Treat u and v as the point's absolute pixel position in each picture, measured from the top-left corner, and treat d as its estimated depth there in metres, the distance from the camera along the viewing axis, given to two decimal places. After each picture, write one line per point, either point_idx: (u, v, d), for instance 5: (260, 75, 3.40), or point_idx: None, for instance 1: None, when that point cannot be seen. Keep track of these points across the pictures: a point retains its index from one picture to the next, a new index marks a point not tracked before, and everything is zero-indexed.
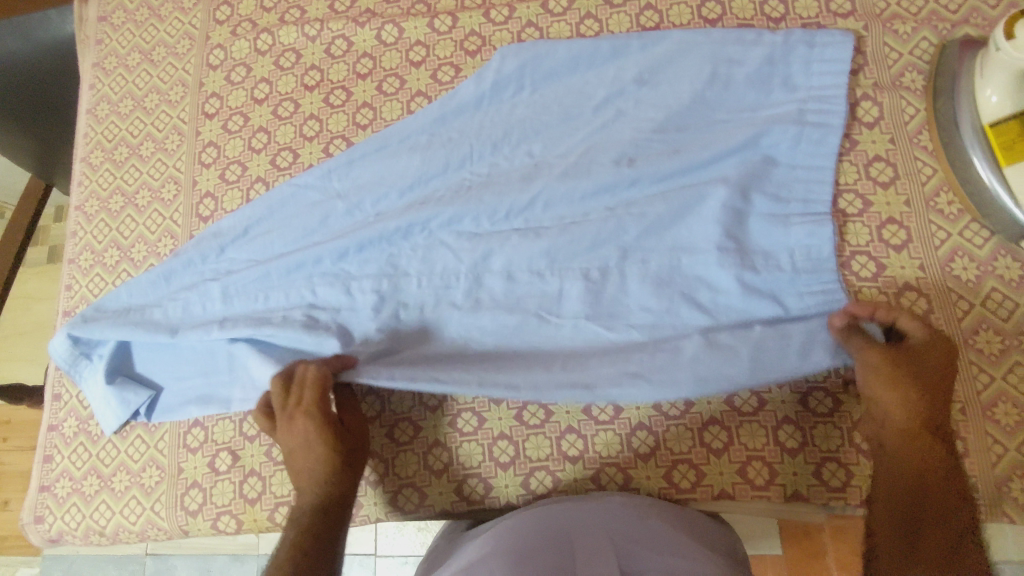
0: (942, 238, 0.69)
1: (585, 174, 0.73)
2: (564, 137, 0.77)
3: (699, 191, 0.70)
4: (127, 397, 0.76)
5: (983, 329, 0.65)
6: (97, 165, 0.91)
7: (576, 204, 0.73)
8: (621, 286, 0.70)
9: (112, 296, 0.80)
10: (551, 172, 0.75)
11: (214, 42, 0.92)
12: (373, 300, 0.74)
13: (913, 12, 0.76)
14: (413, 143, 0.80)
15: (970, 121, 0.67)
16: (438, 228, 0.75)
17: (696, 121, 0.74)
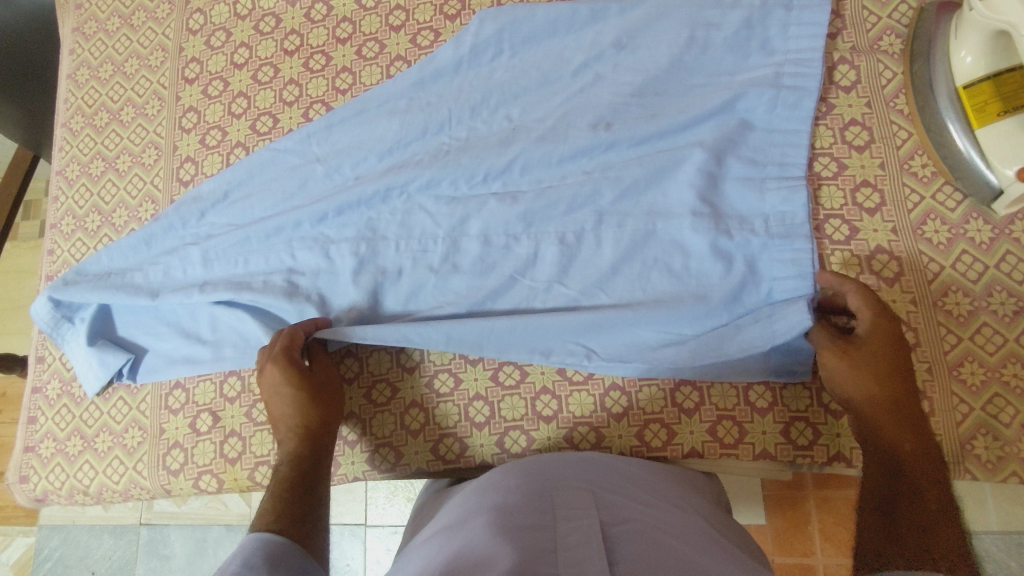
0: (915, 201, 0.69)
1: (562, 138, 0.73)
2: (544, 101, 0.77)
3: (675, 155, 0.69)
4: (110, 359, 0.77)
5: (953, 292, 0.66)
6: (79, 131, 0.90)
7: (554, 164, 0.73)
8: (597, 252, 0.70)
9: (94, 260, 0.80)
10: (529, 136, 0.74)
11: (193, 6, 0.91)
12: (351, 263, 0.74)
13: None
14: (392, 106, 0.80)
15: (946, 84, 0.67)
16: (415, 190, 0.75)
17: (675, 85, 0.74)
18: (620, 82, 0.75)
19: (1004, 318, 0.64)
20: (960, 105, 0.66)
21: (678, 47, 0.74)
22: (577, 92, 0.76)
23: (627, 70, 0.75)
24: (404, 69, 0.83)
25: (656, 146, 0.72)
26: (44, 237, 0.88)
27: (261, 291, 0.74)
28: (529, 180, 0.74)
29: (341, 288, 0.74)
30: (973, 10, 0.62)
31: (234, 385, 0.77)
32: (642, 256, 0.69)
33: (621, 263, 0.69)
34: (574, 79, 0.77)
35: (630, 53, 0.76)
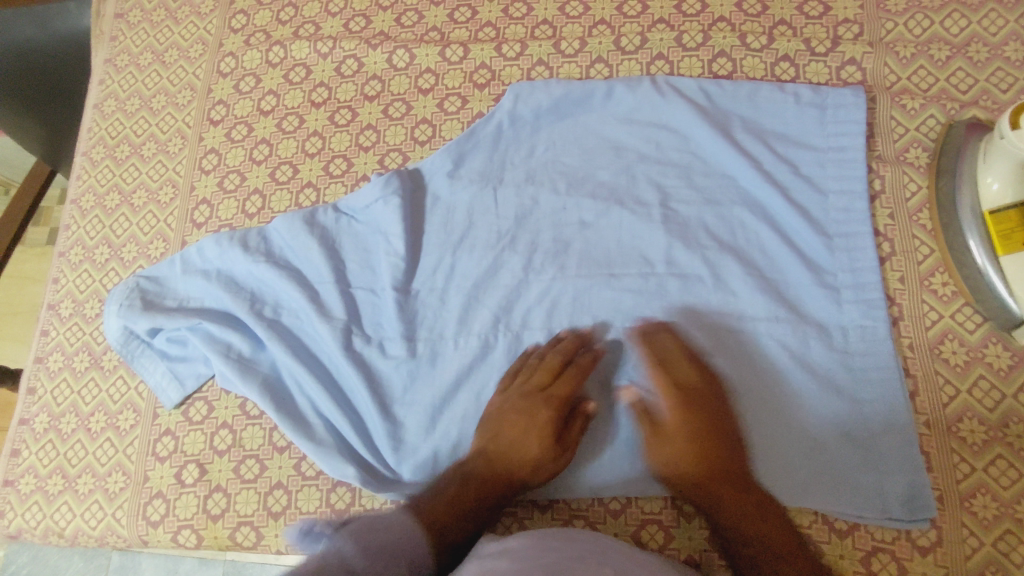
0: (933, 319, 0.68)
1: (618, 262, 0.74)
2: (608, 256, 0.74)
3: (718, 293, 0.71)
4: (165, 371, 0.78)
5: (968, 417, 0.64)
6: (98, 161, 0.90)
7: (609, 315, 0.72)
8: None
9: (168, 273, 0.82)
10: (583, 257, 0.75)
11: (226, 50, 0.92)
12: (389, 355, 0.75)
13: (923, 88, 0.75)
14: (456, 200, 0.80)
15: (970, 204, 0.67)
16: (468, 265, 0.77)
17: (719, 194, 0.75)
18: (678, 190, 0.76)
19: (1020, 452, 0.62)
20: (985, 228, 0.65)
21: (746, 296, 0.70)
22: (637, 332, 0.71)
23: (696, 301, 0.71)
24: (428, 132, 0.84)
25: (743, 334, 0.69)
26: (50, 265, 0.87)
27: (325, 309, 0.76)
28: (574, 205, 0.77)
29: (381, 375, 0.74)
30: (1005, 138, 0.62)
31: (225, 438, 0.75)
32: (711, 355, 0.68)
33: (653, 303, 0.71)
34: (636, 292, 0.72)
35: (687, 182, 0.76)
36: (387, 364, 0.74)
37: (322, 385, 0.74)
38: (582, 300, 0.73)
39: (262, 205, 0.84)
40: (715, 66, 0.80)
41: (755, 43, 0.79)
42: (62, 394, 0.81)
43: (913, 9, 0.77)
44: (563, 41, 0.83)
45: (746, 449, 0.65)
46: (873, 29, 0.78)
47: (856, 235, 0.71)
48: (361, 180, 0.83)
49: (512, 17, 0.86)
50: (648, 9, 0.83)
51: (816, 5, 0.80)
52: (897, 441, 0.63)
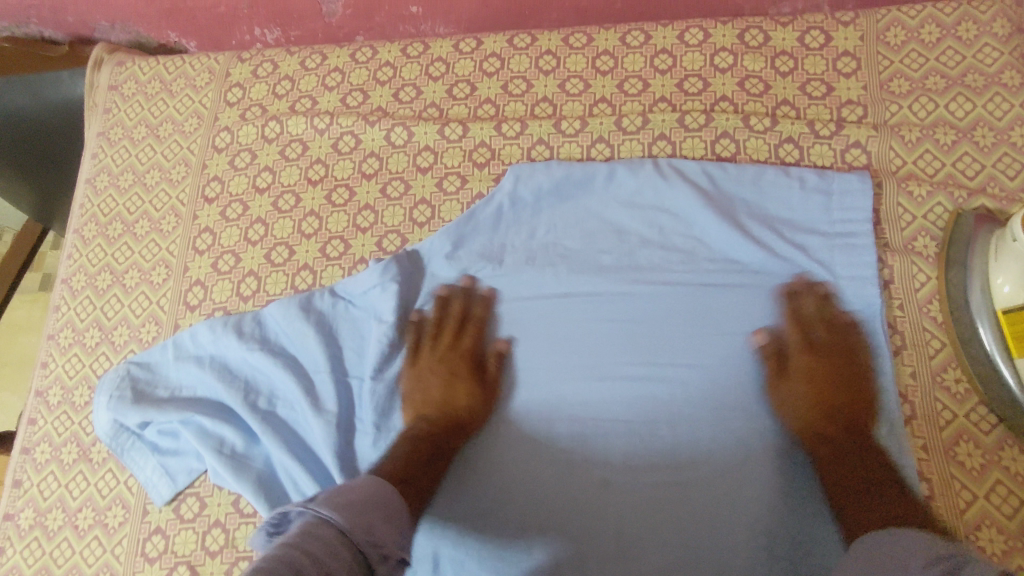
0: (947, 418, 0.66)
1: (622, 352, 0.72)
2: (611, 346, 0.72)
3: (725, 386, 0.69)
4: (154, 465, 0.76)
5: (986, 525, 0.62)
6: (90, 239, 0.88)
7: (613, 408, 0.70)
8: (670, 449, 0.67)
9: (160, 359, 0.80)
10: (585, 346, 0.73)
11: (222, 124, 0.90)
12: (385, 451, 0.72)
13: (930, 173, 0.74)
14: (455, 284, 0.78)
15: (981, 303, 0.65)
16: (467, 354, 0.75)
17: (724, 280, 0.73)
18: (682, 275, 0.74)
19: None
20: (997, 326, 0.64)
21: (750, 389, 0.68)
22: (641, 428, 0.69)
23: (701, 395, 0.69)
24: (427, 213, 0.82)
25: (752, 429, 0.66)
26: (39, 348, 0.85)
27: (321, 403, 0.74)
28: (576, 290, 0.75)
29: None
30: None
31: (217, 538, 0.73)
32: (718, 454, 0.66)
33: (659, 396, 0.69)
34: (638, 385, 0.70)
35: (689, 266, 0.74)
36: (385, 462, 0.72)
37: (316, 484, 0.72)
38: (584, 394, 0.71)
39: (257, 287, 0.82)
40: (718, 146, 0.78)
41: (759, 125, 0.78)
42: (49, 487, 0.78)
43: (917, 91, 0.77)
44: (564, 120, 0.82)
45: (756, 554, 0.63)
46: (877, 112, 0.77)
47: (867, 327, 0.69)
48: (358, 262, 0.81)
49: (511, 94, 0.85)
50: (649, 87, 0.82)
51: (819, 85, 0.79)
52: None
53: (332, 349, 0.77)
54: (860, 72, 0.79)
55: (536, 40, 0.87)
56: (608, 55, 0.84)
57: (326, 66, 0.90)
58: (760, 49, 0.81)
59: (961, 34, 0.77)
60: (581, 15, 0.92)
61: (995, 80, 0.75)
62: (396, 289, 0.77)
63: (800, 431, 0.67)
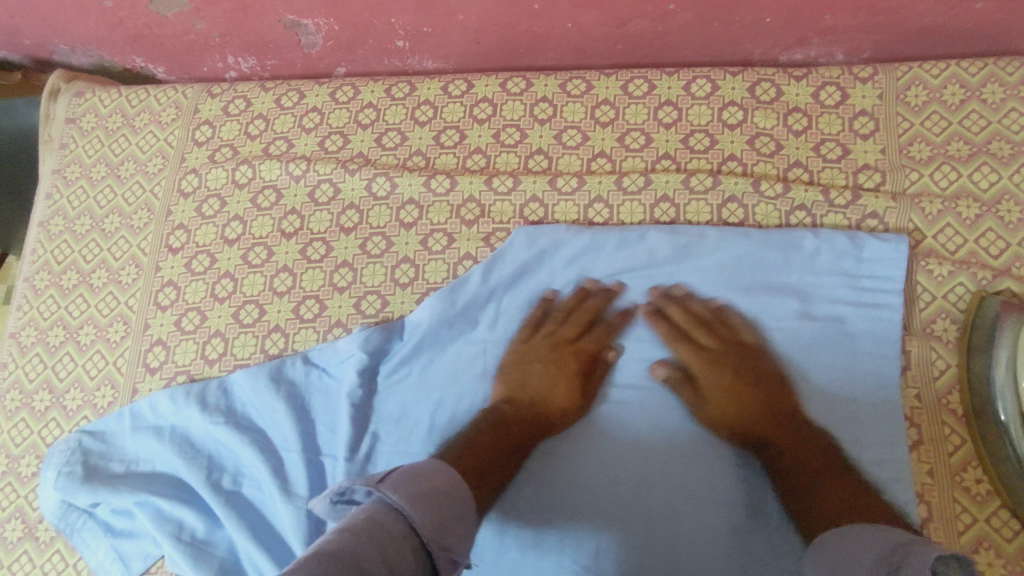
0: (965, 522, 0.61)
1: (619, 428, 0.67)
2: (605, 421, 0.68)
3: (727, 469, 0.64)
4: (106, 550, 0.70)
5: None
6: (41, 290, 0.81)
7: (606, 491, 0.65)
8: (668, 538, 0.63)
9: (115, 430, 0.73)
10: (578, 420, 0.68)
11: (189, 166, 0.83)
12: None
13: (951, 250, 0.69)
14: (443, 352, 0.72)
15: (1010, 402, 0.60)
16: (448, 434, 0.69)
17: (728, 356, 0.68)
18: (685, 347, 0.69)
19: None
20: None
21: (751, 475, 0.64)
22: (636, 519, 0.64)
23: (702, 478, 0.64)
24: (410, 273, 0.76)
25: (754, 522, 0.62)
26: None
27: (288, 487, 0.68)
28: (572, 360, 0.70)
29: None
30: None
31: None
32: (721, 544, 0.62)
33: (656, 478, 0.65)
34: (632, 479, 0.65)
35: (684, 346, 0.69)
36: None
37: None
38: (574, 479, 0.66)
39: (224, 349, 0.76)
40: (725, 211, 0.73)
41: (770, 189, 0.72)
42: None
43: (939, 158, 0.72)
44: (560, 175, 0.76)
45: None
46: (896, 179, 0.71)
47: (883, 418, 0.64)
48: (335, 325, 0.75)
49: (504, 144, 0.79)
50: (652, 142, 0.76)
51: (835, 146, 0.74)
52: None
53: (307, 424, 0.71)
54: (878, 135, 0.73)
55: (531, 85, 0.81)
56: (608, 105, 0.78)
57: (304, 105, 0.84)
58: (772, 105, 0.76)
59: (987, 97, 0.72)
60: (581, 54, 0.84)
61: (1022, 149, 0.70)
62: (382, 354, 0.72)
63: None
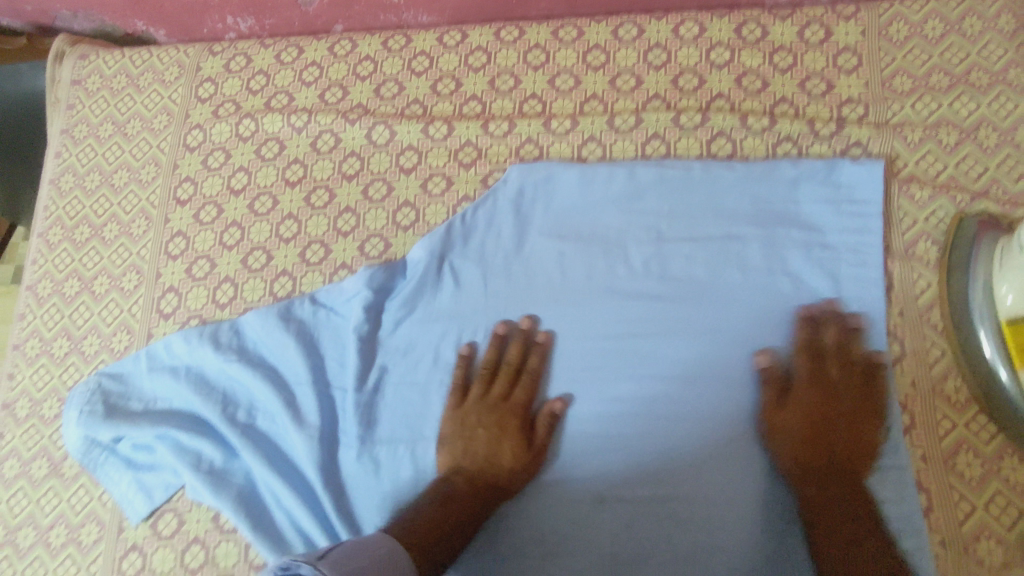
0: (946, 428, 0.65)
1: (615, 350, 0.71)
2: (602, 344, 0.71)
3: (719, 383, 0.68)
4: (129, 482, 0.73)
5: (985, 535, 0.62)
6: (55, 244, 0.84)
7: (605, 407, 0.69)
8: (664, 449, 0.67)
9: (133, 371, 0.76)
10: (577, 344, 0.72)
11: (193, 121, 0.85)
12: (370, 462, 0.70)
13: (932, 175, 0.71)
14: (445, 287, 0.75)
15: (983, 304, 0.64)
16: (454, 360, 0.73)
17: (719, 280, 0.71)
18: (678, 273, 0.72)
19: None
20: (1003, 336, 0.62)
21: (742, 387, 0.67)
22: (633, 433, 0.68)
23: (695, 393, 0.68)
24: (411, 216, 0.78)
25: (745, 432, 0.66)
26: (5, 358, 0.81)
27: (302, 416, 0.72)
28: (570, 288, 0.74)
29: (364, 484, 0.70)
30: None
31: (197, 554, 0.71)
32: (713, 452, 0.66)
33: (651, 394, 0.69)
34: (629, 393, 0.69)
35: (672, 271, 0.73)
36: (372, 475, 0.70)
37: (302, 500, 0.69)
38: (574, 398, 0.70)
39: (234, 294, 0.79)
40: (714, 147, 0.75)
41: (757, 124, 0.75)
42: (18, 505, 0.75)
43: (920, 89, 0.74)
44: (554, 118, 0.78)
45: (751, 548, 0.63)
46: (879, 110, 0.74)
47: (865, 336, 0.68)
48: (340, 268, 0.78)
49: (498, 91, 0.81)
50: (643, 84, 0.79)
51: (819, 82, 0.76)
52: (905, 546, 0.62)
53: (317, 358, 0.74)
54: (862, 69, 0.76)
55: (524, 33, 0.83)
56: (599, 50, 0.81)
57: (303, 60, 0.86)
58: (758, 45, 0.78)
59: (965, 30, 0.75)
60: (571, 2, 0.86)
61: (999, 78, 0.73)
62: (387, 290, 0.75)
63: None
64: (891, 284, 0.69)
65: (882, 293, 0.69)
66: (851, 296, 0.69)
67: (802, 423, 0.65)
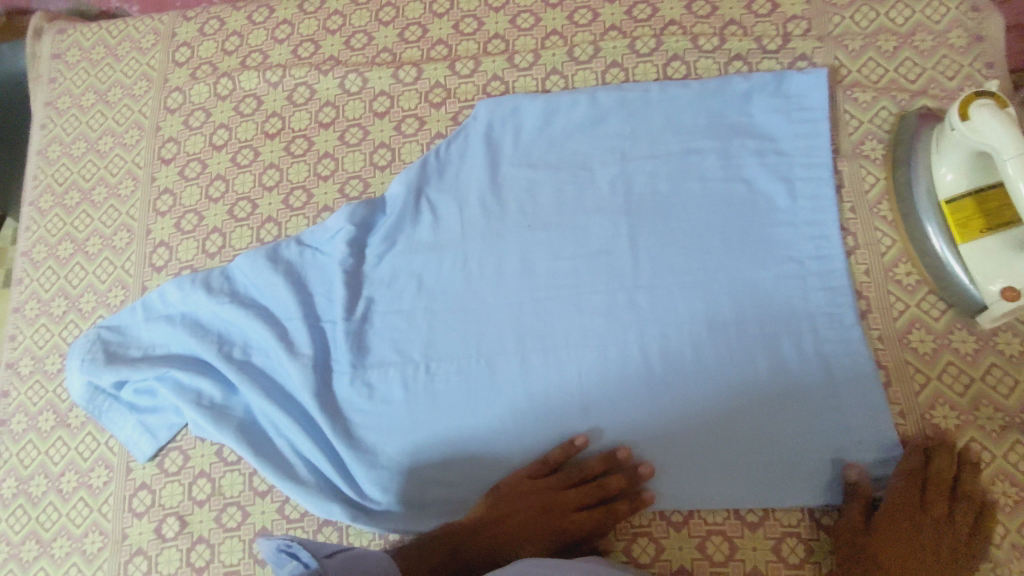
0: (900, 309, 0.69)
1: (589, 263, 0.74)
2: (576, 258, 0.75)
3: (688, 285, 0.72)
4: (133, 425, 0.76)
5: (941, 403, 0.66)
6: (47, 210, 0.87)
7: (583, 316, 0.73)
8: (640, 349, 0.71)
9: (129, 322, 0.79)
10: (552, 260, 0.75)
11: (172, 85, 0.89)
12: (362, 386, 0.74)
13: (873, 80, 0.76)
14: (424, 219, 0.78)
15: (926, 190, 0.68)
16: (436, 287, 0.76)
17: (682, 190, 0.75)
18: (643, 187, 0.76)
19: (992, 434, 0.64)
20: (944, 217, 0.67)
21: (710, 286, 0.71)
22: (610, 338, 0.72)
23: (666, 295, 0.72)
24: (387, 156, 0.82)
25: (715, 327, 0.70)
26: (5, 321, 0.84)
27: (295, 349, 0.75)
28: (543, 209, 0.77)
29: (359, 407, 0.73)
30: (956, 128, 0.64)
31: (204, 487, 0.74)
32: (685, 348, 0.70)
33: (625, 301, 0.73)
34: (605, 303, 0.73)
35: (637, 186, 0.76)
36: (366, 398, 0.73)
37: (300, 426, 0.73)
38: (554, 311, 0.73)
39: (222, 243, 0.82)
40: (669, 70, 0.80)
41: (708, 45, 0.79)
42: (28, 455, 0.78)
43: (858, 2, 0.79)
44: (517, 54, 0.83)
45: (726, 432, 0.67)
46: (821, 24, 0.79)
47: (821, 231, 0.72)
48: (323, 210, 0.82)
49: (463, 34, 0.85)
50: (599, 17, 0.83)
51: (764, 3, 0.80)
52: (870, 417, 0.66)
53: (306, 295, 0.77)
54: None
55: None
56: None
57: (275, 19, 0.90)
58: None
59: None
60: None
61: None
62: (370, 226, 0.79)
63: (763, 331, 0.69)
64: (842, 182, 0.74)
65: (835, 190, 0.73)
66: (806, 195, 0.73)
67: (766, 314, 0.70)
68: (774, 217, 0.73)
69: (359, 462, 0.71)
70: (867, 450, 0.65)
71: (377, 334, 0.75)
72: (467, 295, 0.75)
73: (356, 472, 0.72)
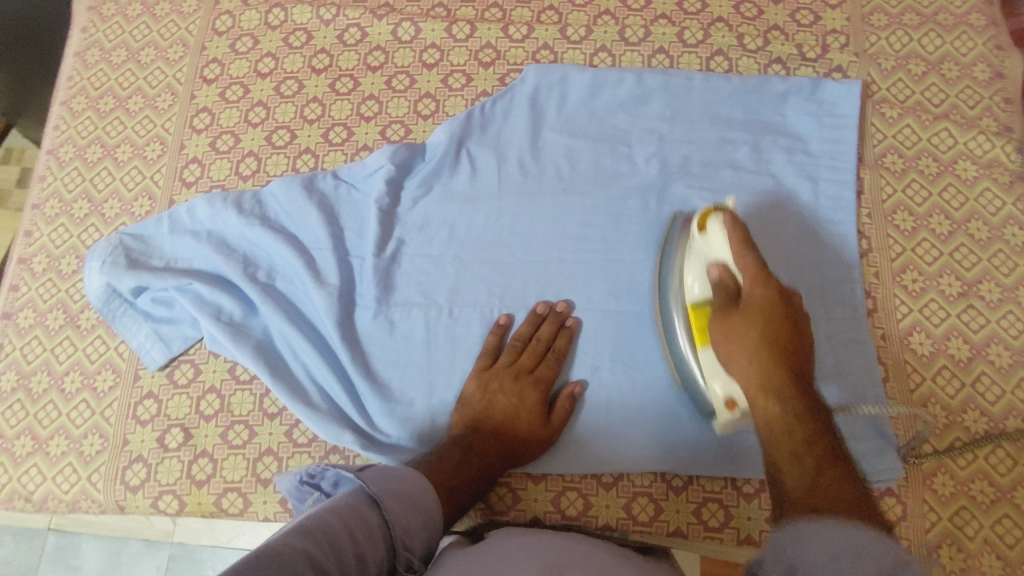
0: (903, 312, 0.73)
1: (620, 233, 0.77)
2: (607, 227, 0.77)
3: None
4: (148, 333, 0.76)
5: (932, 402, 0.70)
6: (79, 112, 0.87)
7: (608, 283, 0.75)
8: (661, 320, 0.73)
9: (154, 232, 0.79)
10: (583, 225, 0.77)
11: (222, 8, 0.89)
12: (385, 322, 0.75)
13: (900, 99, 0.81)
14: (463, 171, 0.80)
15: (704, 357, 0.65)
16: (466, 237, 0.78)
17: (714, 175, 0.78)
18: (677, 167, 0.79)
19: (976, 435, 0.69)
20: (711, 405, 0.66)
21: None
22: (631, 305, 0.74)
23: None
24: (431, 106, 0.84)
25: None
26: (21, 217, 0.83)
27: (322, 278, 0.76)
28: (580, 177, 0.79)
29: (380, 341, 0.75)
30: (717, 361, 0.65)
31: (212, 403, 0.74)
32: None
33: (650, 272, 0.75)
34: (631, 271, 0.75)
35: (673, 166, 0.79)
36: (387, 334, 0.75)
37: (318, 353, 0.74)
38: (579, 274, 0.75)
39: (257, 168, 0.83)
40: (712, 63, 0.84)
41: (752, 45, 0.84)
42: (33, 351, 0.77)
43: (894, 26, 0.84)
44: (570, 27, 0.86)
45: None
46: (858, 41, 0.83)
47: (839, 231, 0.76)
48: (362, 149, 0.83)
49: (518, 1, 0.88)
50: (651, 4, 0.87)
51: (808, 14, 0.85)
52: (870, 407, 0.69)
53: (338, 228, 0.79)
54: (844, 5, 0.85)
55: None
56: None
57: None
58: None
59: None
60: None
61: (961, 21, 0.84)
62: (408, 171, 0.80)
63: None
64: (861, 188, 0.78)
65: (855, 195, 0.77)
66: (829, 195, 0.77)
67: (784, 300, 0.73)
68: (799, 211, 0.76)
69: (373, 396, 0.72)
70: (864, 436, 0.68)
71: (404, 275, 0.77)
72: (496, 248, 0.77)
73: (369, 404, 0.73)
